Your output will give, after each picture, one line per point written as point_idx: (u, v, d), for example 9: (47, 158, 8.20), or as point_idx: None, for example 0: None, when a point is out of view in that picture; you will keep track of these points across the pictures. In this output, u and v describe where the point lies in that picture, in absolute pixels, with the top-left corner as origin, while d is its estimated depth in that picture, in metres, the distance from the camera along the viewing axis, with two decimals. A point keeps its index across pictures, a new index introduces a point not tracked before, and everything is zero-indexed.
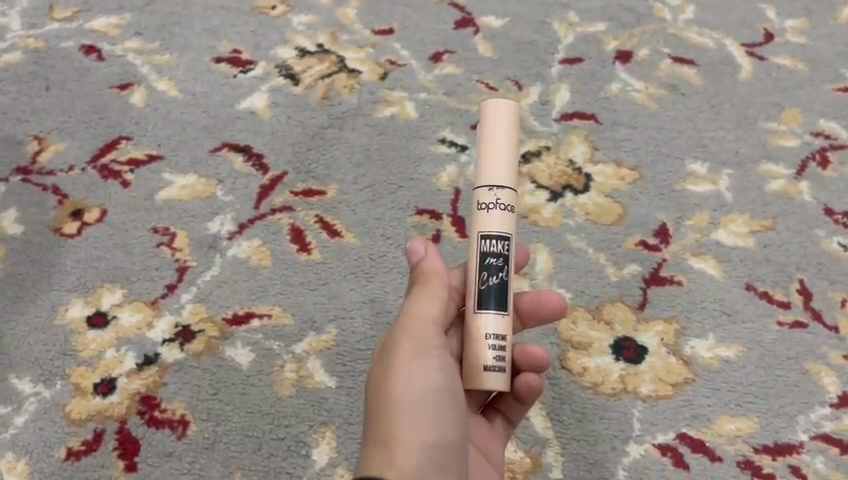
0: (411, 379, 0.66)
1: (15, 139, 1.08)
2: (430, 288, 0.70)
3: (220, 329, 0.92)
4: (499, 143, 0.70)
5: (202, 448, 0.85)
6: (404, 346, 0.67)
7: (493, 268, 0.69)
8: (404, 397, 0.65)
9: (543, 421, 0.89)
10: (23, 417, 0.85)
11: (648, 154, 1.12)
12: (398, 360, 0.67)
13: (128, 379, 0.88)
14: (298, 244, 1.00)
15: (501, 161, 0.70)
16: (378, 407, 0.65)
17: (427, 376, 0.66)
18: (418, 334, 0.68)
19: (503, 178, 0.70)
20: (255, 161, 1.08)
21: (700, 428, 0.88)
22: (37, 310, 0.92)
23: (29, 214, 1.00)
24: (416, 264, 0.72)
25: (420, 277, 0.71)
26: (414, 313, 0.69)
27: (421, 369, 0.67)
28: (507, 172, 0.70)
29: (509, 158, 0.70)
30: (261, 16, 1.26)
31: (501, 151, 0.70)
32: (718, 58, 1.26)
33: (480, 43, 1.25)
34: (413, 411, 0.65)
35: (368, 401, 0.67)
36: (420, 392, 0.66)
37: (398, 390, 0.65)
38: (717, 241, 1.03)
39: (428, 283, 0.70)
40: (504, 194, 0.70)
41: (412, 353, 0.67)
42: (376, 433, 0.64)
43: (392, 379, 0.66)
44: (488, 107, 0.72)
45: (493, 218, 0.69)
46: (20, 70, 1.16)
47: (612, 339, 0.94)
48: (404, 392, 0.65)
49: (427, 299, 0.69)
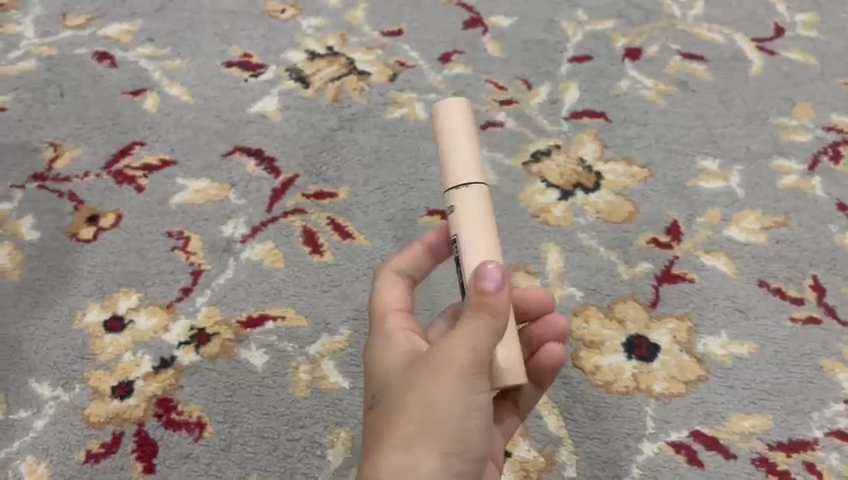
0: (454, 400, 0.59)
1: (30, 146, 1.09)
2: (487, 316, 0.58)
3: (235, 332, 0.93)
4: (458, 143, 0.66)
5: (219, 449, 0.86)
6: (455, 363, 0.59)
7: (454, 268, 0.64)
8: (443, 414, 0.59)
9: (557, 420, 0.89)
10: (43, 420, 0.86)
11: (658, 151, 1.12)
12: (446, 372, 0.59)
13: (145, 382, 0.89)
14: (310, 246, 1.00)
15: (465, 157, 0.65)
16: (411, 415, 0.60)
17: (471, 399, 0.60)
18: (473, 359, 0.59)
19: (474, 175, 0.65)
20: (267, 164, 1.08)
21: (714, 425, 0.88)
22: (55, 315, 0.93)
23: (46, 220, 1.01)
24: (486, 289, 0.58)
25: (484, 304, 0.58)
26: (469, 334, 0.59)
27: (468, 392, 0.60)
28: (477, 168, 0.65)
29: (467, 155, 0.65)
30: (271, 20, 1.27)
31: (467, 148, 0.66)
32: (728, 54, 1.25)
33: (489, 43, 1.26)
34: (447, 430, 0.60)
35: (398, 396, 0.61)
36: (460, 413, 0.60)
37: (436, 404, 0.59)
38: (728, 237, 1.03)
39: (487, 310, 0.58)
40: (470, 190, 0.64)
41: (464, 375, 0.59)
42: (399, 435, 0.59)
43: (431, 391, 0.59)
44: (439, 110, 0.68)
45: (471, 215, 0.64)
46: (35, 78, 1.17)
47: (624, 337, 0.94)
48: (443, 409, 0.59)
49: (485, 328, 0.58)
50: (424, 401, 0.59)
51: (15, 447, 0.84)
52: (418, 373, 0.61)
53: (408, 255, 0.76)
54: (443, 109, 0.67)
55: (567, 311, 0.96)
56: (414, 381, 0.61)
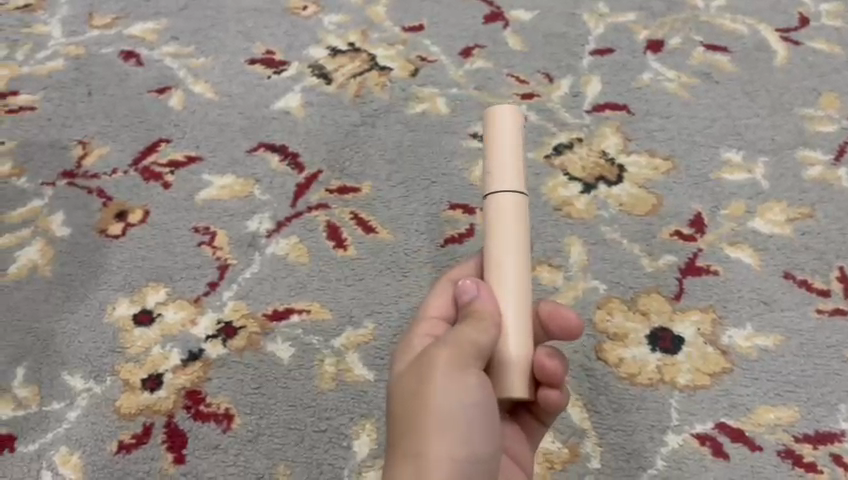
0: (451, 397, 0.63)
1: (60, 144, 1.11)
2: (477, 316, 0.64)
3: (261, 325, 0.94)
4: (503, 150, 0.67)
5: (247, 440, 0.87)
6: (448, 359, 0.64)
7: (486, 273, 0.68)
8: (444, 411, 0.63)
9: (581, 412, 0.89)
10: (75, 412, 0.88)
11: (681, 143, 1.12)
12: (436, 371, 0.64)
13: (174, 375, 0.90)
14: (334, 241, 1.01)
15: (508, 167, 0.66)
16: (416, 415, 0.64)
17: (469, 396, 0.64)
18: (465, 354, 0.64)
19: (514, 183, 0.66)
20: (291, 160, 1.10)
21: (739, 417, 0.88)
22: (86, 309, 0.95)
23: (76, 217, 1.03)
24: (468, 301, 0.66)
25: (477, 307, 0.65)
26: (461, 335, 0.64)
27: (465, 388, 0.64)
28: (518, 175, 0.66)
29: (510, 164, 0.66)
30: (293, 17, 1.28)
31: (511, 155, 0.67)
32: (752, 44, 1.24)
33: (510, 37, 1.26)
34: (450, 428, 0.64)
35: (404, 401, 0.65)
36: (460, 411, 0.64)
37: (437, 401, 0.64)
38: (753, 229, 1.03)
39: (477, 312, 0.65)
40: (507, 199, 0.66)
41: (458, 372, 0.64)
42: (409, 438, 0.63)
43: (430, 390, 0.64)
44: (493, 113, 0.68)
45: (508, 225, 0.66)
46: (63, 77, 1.20)
47: (648, 330, 0.94)
48: (442, 408, 0.63)
49: (472, 329, 0.64)
50: (419, 401, 0.64)
51: (49, 438, 0.86)
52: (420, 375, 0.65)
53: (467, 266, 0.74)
54: (496, 114, 0.68)
55: (591, 303, 0.96)
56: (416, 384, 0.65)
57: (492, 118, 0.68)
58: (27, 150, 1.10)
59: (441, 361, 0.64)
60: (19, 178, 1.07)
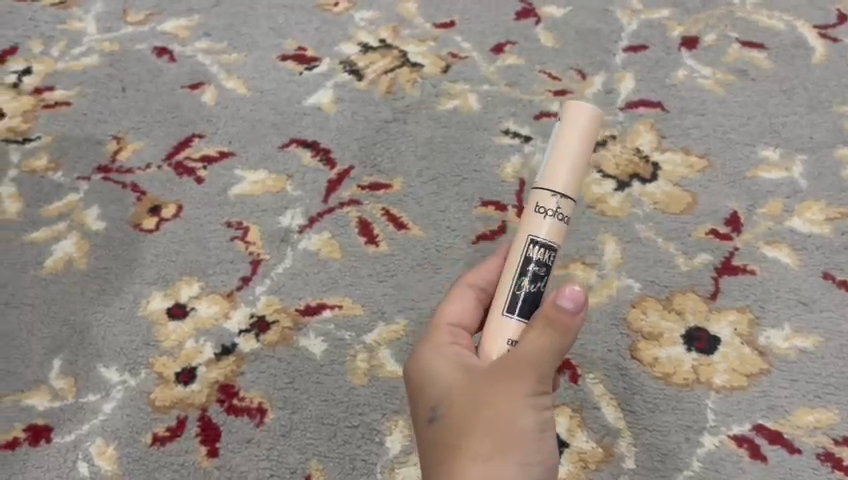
0: (526, 416, 0.60)
1: (95, 139, 1.12)
2: (558, 326, 0.60)
3: (294, 320, 0.94)
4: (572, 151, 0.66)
5: (280, 435, 0.87)
6: (525, 376, 0.60)
7: (533, 276, 0.66)
8: (518, 429, 0.60)
9: (615, 411, 0.88)
10: (111, 404, 0.89)
11: (717, 140, 1.10)
12: (514, 380, 0.60)
13: (207, 369, 0.91)
14: (365, 237, 1.01)
15: (571, 172, 0.66)
16: (488, 431, 0.60)
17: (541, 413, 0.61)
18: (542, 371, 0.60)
19: (560, 184, 0.66)
20: (323, 156, 1.10)
21: (777, 419, 0.87)
22: (121, 302, 0.96)
23: (111, 211, 1.04)
24: (561, 305, 0.60)
25: (557, 320, 0.60)
26: (537, 347, 0.60)
27: (538, 406, 0.61)
28: (569, 178, 0.66)
29: (573, 169, 0.66)
30: (324, 14, 1.28)
31: (568, 154, 0.66)
32: (789, 41, 1.22)
33: (543, 33, 1.25)
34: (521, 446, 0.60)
35: (467, 415, 0.61)
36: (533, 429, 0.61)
37: (511, 419, 0.60)
38: (791, 229, 1.01)
39: (559, 322, 0.60)
40: (561, 202, 0.66)
41: (534, 389, 0.60)
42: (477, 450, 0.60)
43: (504, 406, 0.60)
44: (568, 106, 0.66)
45: (543, 224, 0.66)
46: (98, 73, 1.21)
47: (684, 329, 0.93)
48: (517, 426, 0.60)
49: (554, 340, 0.60)
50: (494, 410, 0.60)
51: (86, 429, 0.87)
52: (487, 390, 0.61)
53: (485, 268, 0.73)
54: (570, 107, 0.66)
55: (625, 302, 0.95)
56: (485, 397, 0.61)
57: (568, 112, 0.66)
58: (62, 145, 1.11)
59: (519, 370, 0.60)
60: (55, 172, 1.08)
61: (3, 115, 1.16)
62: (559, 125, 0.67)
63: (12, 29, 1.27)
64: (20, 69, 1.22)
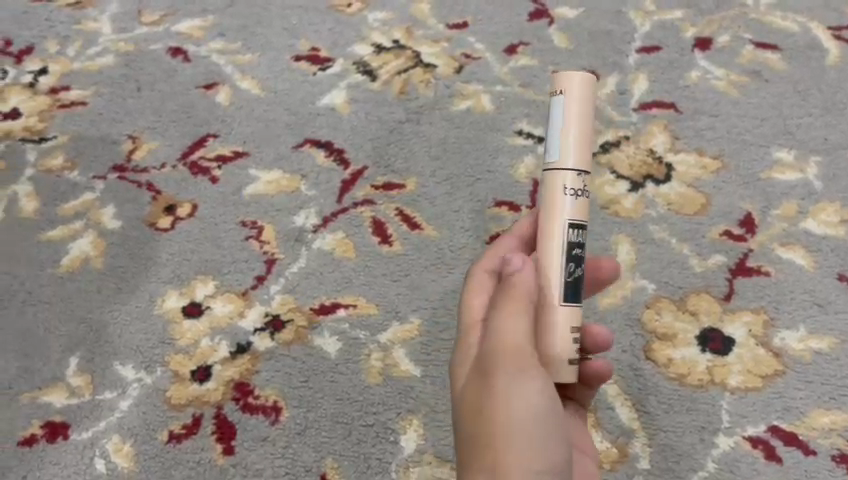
0: (511, 404, 0.61)
1: (110, 139, 1.13)
2: (511, 292, 0.65)
3: (308, 319, 0.95)
4: (576, 124, 0.66)
5: (295, 433, 0.88)
6: (503, 358, 0.63)
7: (578, 260, 0.67)
8: (506, 420, 0.61)
9: (629, 411, 0.88)
10: (127, 401, 0.89)
11: (731, 142, 1.10)
12: (497, 369, 0.63)
13: (223, 367, 0.91)
14: (379, 237, 1.02)
15: (580, 145, 0.66)
16: (481, 431, 0.62)
17: (528, 393, 0.62)
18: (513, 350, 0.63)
19: (580, 161, 0.67)
20: (337, 156, 1.10)
21: (792, 420, 0.87)
22: (137, 300, 0.97)
23: (126, 210, 1.05)
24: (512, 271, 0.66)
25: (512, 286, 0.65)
26: (503, 325, 0.64)
27: (523, 389, 0.62)
28: (580, 153, 0.67)
29: (582, 142, 0.67)
30: (338, 14, 1.29)
31: (582, 129, 0.67)
32: (803, 42, 1.22)
33: (555, 34, 1.25)
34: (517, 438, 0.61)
35: (466, 421, 0.64)
36: (524, 416, 0.61)
37: (501, 408, 0.61)
38: (805, 230, 1.01)
39: (511, 287, 0.65)
40: (579, 178, 0.67)
41: (510, 374, 0.62)
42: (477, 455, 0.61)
43: (488, 401, 0.62)
44: (566, 80, 0.67)
45: (568, 204, 0.66)
46: (113, 73, 1.21)
47: (698, 330, 0.93)
48: (506, 413, 0.61)
49: (517, 311, 0.64)
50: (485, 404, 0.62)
51: (102, 426, 0.88)
52: (480, 387, 0.64)
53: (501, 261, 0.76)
54: (570, 81, 0.67)
55: (639, 303, 0.95)
56: (475, 400, 0.63)
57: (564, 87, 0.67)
58: (78, 144, 1.12)
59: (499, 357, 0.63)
60: (71, 171, 1.09)
61: (19, 115, 1.16)
62: (557, 100, 0.67)
63: (28, 30, 1.28)
64: (36, 68, 1.23)
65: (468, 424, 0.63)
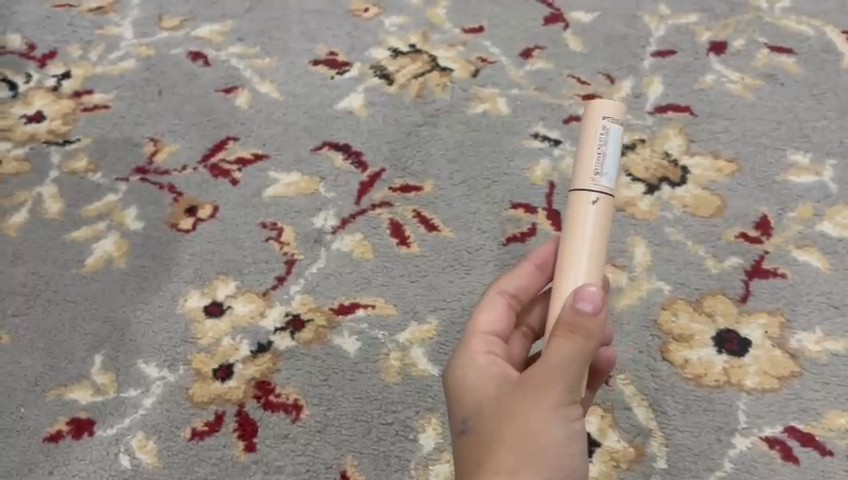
0: (552, 428, 0.60)
1: (133, 141, 1.15)
2: (581, 332, 0.60)
3: (328, 319, 0.96)
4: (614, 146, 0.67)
5: (315, 431, 0.89)
6: (554, 386, 0.60)
7: None
8: (543, 440, 0.60)
9: (646, 411, 0.89)
10: (151, 398, 0.91)
11: (746, 145, 1.11)
12: (542, 394, 0.61)
13: (244, 365, 0.93)
14: (397, 238, 1.03)
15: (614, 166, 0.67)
16: (512, 445, 0.61)
17: (568, 421, 0.61)
18: (568, 379, 0.60)
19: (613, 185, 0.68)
20: (355, 158, 1.12)
21: (809, 421, 0.87)
22: (159, 300, 0.98)
23: (148, 211, 1.06)
24: (579, 310, 0.61)
25: (581, 325, 0.60)
26: (563, 356, 0.60)
27: (565, 416, 0.61)
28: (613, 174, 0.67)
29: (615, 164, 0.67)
30: (355, 19, 1.30)
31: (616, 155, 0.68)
32: (818, 46, 1.23)
33: (571, 38, 1.26)
34: (546, 459, 0.61)
35: (493, 427, 0.63)
36: (559, 442, 0.61)
37: (539, 431, 0.60)
38: (821, 233, 1.01)
39: (582, 327, 0.60)
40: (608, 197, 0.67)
41: (560, 399, 0.60)
42: (501, 463, 0.61)
43: (527, 417, 0.61)
44: (608, 105, 0.67)
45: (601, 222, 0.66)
46: (134, 77, 1.23)
47: (714, 331, 0.94)
48: (544, 438, 0.60)
49: (581, 348, 0.60)
50: (523, 426, 0.61)
51: (126, 423, 0.89)
52: (515, 404, 0.62)
53: (514, 276, 0.75)
54: (614, 108, 0.67)
55: (655, 304, 0.96)
56: (510, 410, 0.62)
57: (607, 110, 0.67)
58: (101, 147, 1.14)
59: (548, 384, 0.60)
60: (94, 173, 1.11)
61: (43, 118, 1.18)
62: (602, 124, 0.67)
63: (51, 34, 1.31)
64: (59, 72, 1.25)
65: (494, 437, 0.62)
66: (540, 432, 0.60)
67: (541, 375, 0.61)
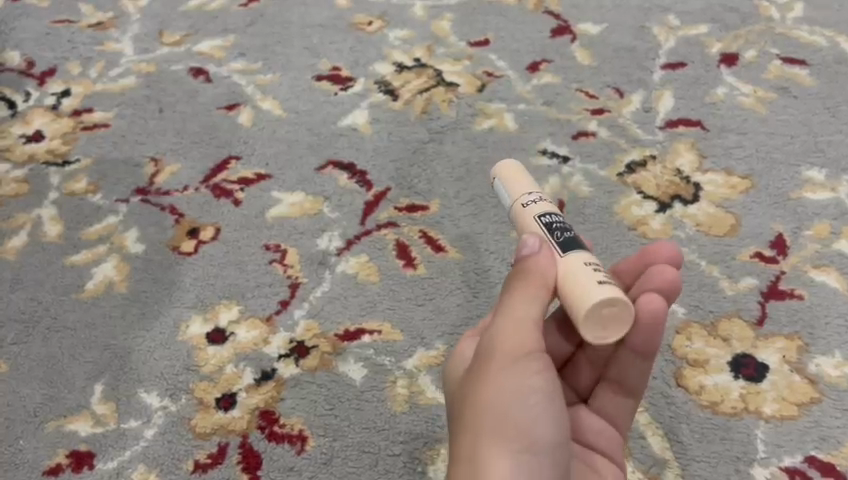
0: (506, 386, 0.64)
1: (133, 162, 1.13)
2: (525, 277, 0.67)
3: (333, 345, 0.94)
4: (511, 177, 0.77)
5: (320, 463, 0.86)
6: (505, 343, 0.65)
7: (560, 229, 0.70)
8: (497, 395, 0.64)
9: (661, 441, 0.86)
10: (152, 430, 0.88)
11: (759, 161, 1.08)
12: (495, 354, 0.65)
13: (248, 395, 0.91)
14: (403, 260, 1.01)
15: (522, 181, 0.76)
16: (471, 414, 0.65)
17: (524, 379, 0.64)
18: (515, 333, 0.66)
19: (528, 190, 0.75)
20: (359, 177, 1.09)
21: (830, 450, 0.84)
22: (161, 326, 0.96)
23: (149, 234, 1.04)
24: (525, 258, 0.67)
25: (526, 273, 0.67)
26: (510, 313, 0.67)
27: (520, 371, 0.64)
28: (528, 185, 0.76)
29: (522, 181, 0.76)
30: (359, 33, 1.28)
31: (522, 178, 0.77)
32: (831, 57, 1.20)
33: (578, 51, 1.24)
34: (507, 420, 0.63)
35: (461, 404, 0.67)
36: (519, 401, 0.63)
37: (495, 387, 0.64)
38: (838, 252, 0.98)
39: (528, 268, 0.67)
40: (534, 197, 0.74)
41: (510, 357, 0.65)
42: (467, 425, 0.65)
43: (482, 382, 0.65)
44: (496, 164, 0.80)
45: (532, 211, 0.72)
46: (135, 94, 1.21)
47: (730, 356, 0.91)
48: (497, 393, 0.64)
49: (527, 297, 0.66)
50: (481, 383, 0.65)
51: (127, 456, 0.87)
52: (476, 368, 0.67)
53: None
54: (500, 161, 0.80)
55: (669, 329, 0.94)
56: (473, 376, 0.67)
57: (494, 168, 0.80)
58: (100, 167, 1.12)
59: (502, 342, 0.66)
60: (94, 195, 1.09)
61: (42, 137, 1.16)
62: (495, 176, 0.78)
63: (50, 51, 1.29)
64: (59, 90, 1.23)
65: (462, 402, 0.67)
66: (494, 388, 0.64)
67: (494, 337, 0.66)
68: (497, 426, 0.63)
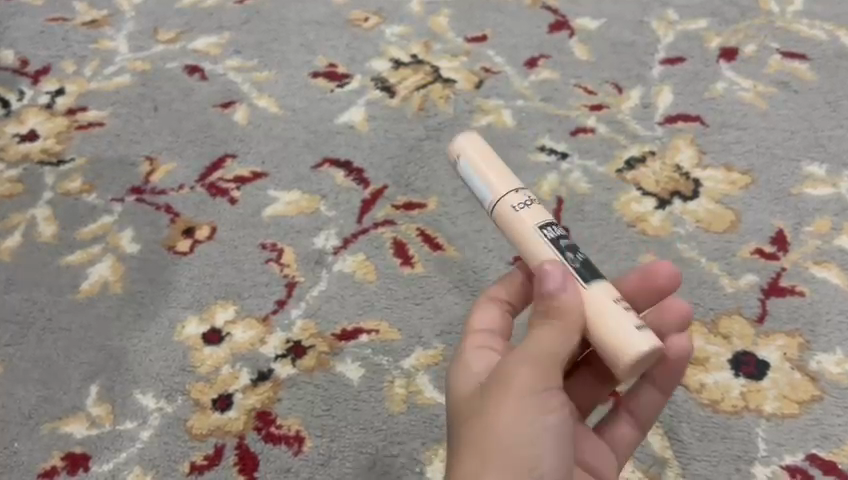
0: (528, 418, 0.61)
1: (128, 161, 1.12)
2: (558, 312, 0.63)
3: (330, 345, 0.93)
4: (489, 163, 0.72)
5: (318, 464, 0.86)
6: (524, 375, 0.62)
7: (570, 249, 0.67)
8: (510, 429, 0.61)
9: (662, 440, 0.85)
10: (148, 431, 0.88)
11: (760, 156, 1.07)
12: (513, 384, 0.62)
13: (244, 395, 0.90)
14: (401, 258, 1.00)
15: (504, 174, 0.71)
16: (481, 441, 0.62)
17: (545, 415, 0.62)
18: (536, 366, 0.62)
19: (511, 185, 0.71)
20: (356, 175, 1.08)
21: (831, 448, 0.84)
22: (157, 327, 0.96)
23: (144, 234, 1.04)
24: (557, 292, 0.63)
25: (557, 307, 0.63)
26: (534, 344, 0.63)
27: (538, 407, 0.61)
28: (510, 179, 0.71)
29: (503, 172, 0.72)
30: (355, 29, 1.27)
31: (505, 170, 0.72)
32: (832, 51, 1.19)
33: (577, 46, 1.22)
34: (519, 456, 0.61)
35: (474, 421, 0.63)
36: (532, 437, 0.61)
37: (508, 420, 0.61)
38: (839, 248, 0.98)
39: (561, 303, 0.63)
40: (520, 194, 0.70)
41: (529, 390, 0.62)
42: (471, 451, 0.62)
43: (503, 409, 0.61)
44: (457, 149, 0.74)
45: (526, 217, 0.69)
46: (130, 93, 1.20)
47: (731, 354, 0.90)
48: (511, 426, 0.61)
49: (555, 332, 0.63)
50: (494, 413, 0.62)
51: (123, 458, 0.86)
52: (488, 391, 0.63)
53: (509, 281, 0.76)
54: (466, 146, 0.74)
55: None
56: (484, 399, 0.63)
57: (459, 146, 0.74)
58: (95, 166, 1.11)
59: (522, 372, 0.62)
60: (89, 194, 1.08)
61: (37, 136, 1.16)
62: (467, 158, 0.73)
63: (44, 50, 1.28)
64: (53, 89, 1.22)
65: (469, 425, 0.63)
66: (508, 421, 0.61)
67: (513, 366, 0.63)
68: (505, 461, 0.61)
